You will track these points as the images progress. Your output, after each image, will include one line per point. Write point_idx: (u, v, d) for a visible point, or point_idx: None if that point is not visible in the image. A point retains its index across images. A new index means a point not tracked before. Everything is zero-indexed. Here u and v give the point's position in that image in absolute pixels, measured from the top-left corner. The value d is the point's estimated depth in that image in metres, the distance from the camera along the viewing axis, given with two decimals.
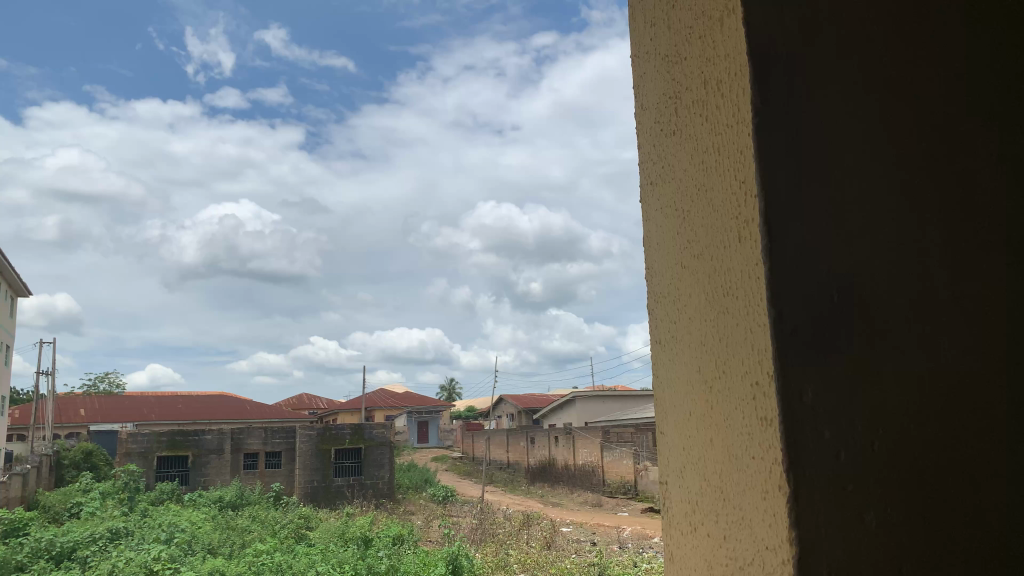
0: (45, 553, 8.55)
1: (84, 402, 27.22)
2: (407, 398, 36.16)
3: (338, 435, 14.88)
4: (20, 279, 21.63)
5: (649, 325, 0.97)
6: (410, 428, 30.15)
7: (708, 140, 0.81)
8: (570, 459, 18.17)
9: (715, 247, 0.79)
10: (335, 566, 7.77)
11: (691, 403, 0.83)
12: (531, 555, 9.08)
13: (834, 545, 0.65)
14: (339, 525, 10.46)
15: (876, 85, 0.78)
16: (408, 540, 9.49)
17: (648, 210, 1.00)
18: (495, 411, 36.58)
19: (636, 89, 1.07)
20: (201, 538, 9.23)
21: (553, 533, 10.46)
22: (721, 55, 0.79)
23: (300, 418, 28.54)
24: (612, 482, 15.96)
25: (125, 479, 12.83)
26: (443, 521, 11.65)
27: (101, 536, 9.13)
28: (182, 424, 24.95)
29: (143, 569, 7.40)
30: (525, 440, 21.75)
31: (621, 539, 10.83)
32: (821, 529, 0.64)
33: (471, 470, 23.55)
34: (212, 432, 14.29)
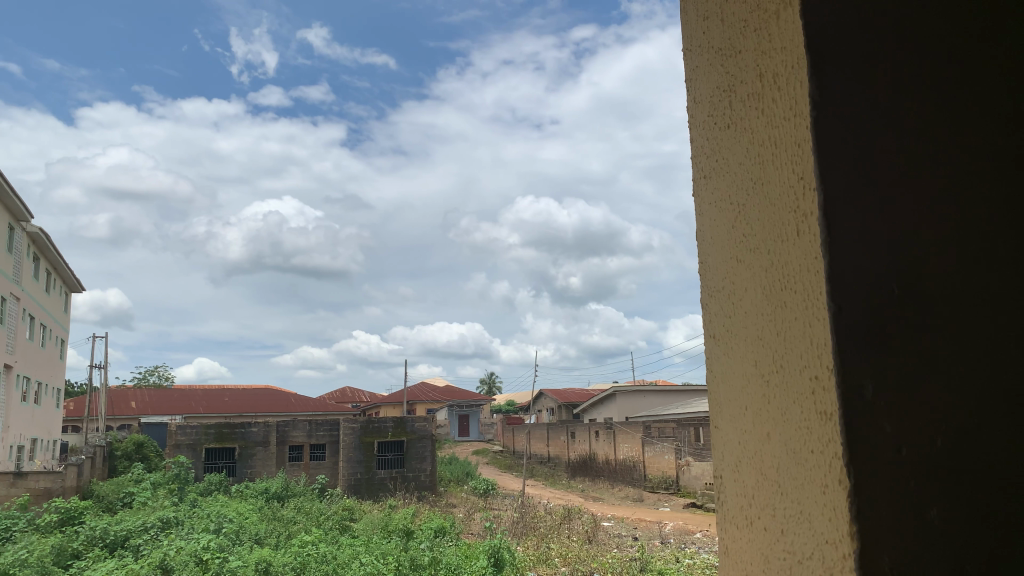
0: (100, 541, 8.84)
1: (134, 395, 27.86)
2: (448, 392, 36.40)
3: (381, 428, 15.07)
4: (73, 274, 22.24)
5: (705, 323, 0.97)
6: (451, 421, 30.40)
7: (764, 132, 0.81)
8: (611, 454, 18.12)
9: (771, 238, 0.79)
10: (379, 558, 7.90)
11: (747, 395, 0.84)
12: (573, 549, 9.10)
13: (902, 540, 0.64)
14: (382, 517, 10.60)
15: (924, 67, 0.76)
16: (450, 533, 9.59)
17: (700, 204, 1.01)
18: (535, 406, 36.64)
19: (689, 83, 1.07)
20: (248, 528, 9.45)
21: (595, 528, 10.49)
22: (778, 47, 0.79)
23: (343, 411, 28.92)
24: (653, 478, 15.92)
25: (175, 471, 13.15)
26: (484, 514, 11.73)
27: (153, 525, 9.37)
28: (229, 416, 25.42)
29: (193, 558, 7.55)
30: (566, 435, 21.77)
31: (663, 534, 10.81)
32: (894, 536, 0.64)
33: (512, 463, 23.66)
34: (258, 424, 14.55)
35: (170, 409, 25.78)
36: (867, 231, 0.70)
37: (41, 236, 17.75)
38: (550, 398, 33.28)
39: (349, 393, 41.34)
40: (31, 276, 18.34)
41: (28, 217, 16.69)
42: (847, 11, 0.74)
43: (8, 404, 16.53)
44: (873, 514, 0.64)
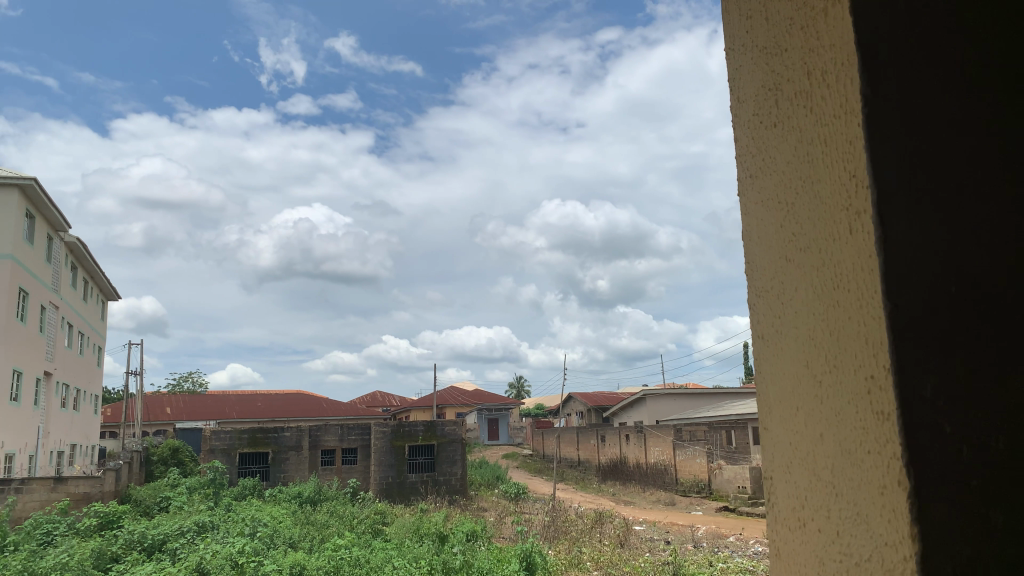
0: (139, 545, 9.02)
1: (169, 401, 28.24)
2: (477, 395, 36.50)
3: (412, 432, 15.15)
4: (109, 281, 22.64)
5: (752, 324, 0.98)
6: (480, 425, 30.48)
7: (813, 132, 0.83)
8: (642, 457, 18.05)
9: (823, 238, 0.80)
10: (412, 561, 7.95)
11: (798, 396, 0.85)
12: (605, 552, 9.10)
13: (964, 544, 0.65)
14: (414, 521, 10.65)
15: (974, 58, 0.77)
16: (482, 536, 9.64)
17: (746, 203, 1.02)
18: (564, 410, 36.61)
19: (732, 82, 1.09)
20: (282, 532, 9.56)
21: (626, 531, 10.48)
22: (826, 46, 0.80)
23: (374, 415, 29.10)
24: (685, 481, 15.85)
25: (210, 476, 13.34)
26: (515, 518, 11.74)
27: (189, 528, 9.52)
28: (262, 421, 25.69)
29: (229, 561, 7.67)
30: (596, 438, 21.70)
31: (696, 538, 10.74)
32: (957, 539, 0.65)
33: (543, 467, 23.65)
34: (291, 429, 14.70)
35: (205, 415, 26.16)
36: (922, 230, 0.70)
37: (78, 245, 18.09)
38: (579, 402, 33.20)
39: (380, 397, 41.59)
40: (70, 285, 18.74)
41: (66, 227, 17.05)
42: (900, 10, 0.75)
43: (49, 411, 16.89)
44: (941, 520, 0.64)
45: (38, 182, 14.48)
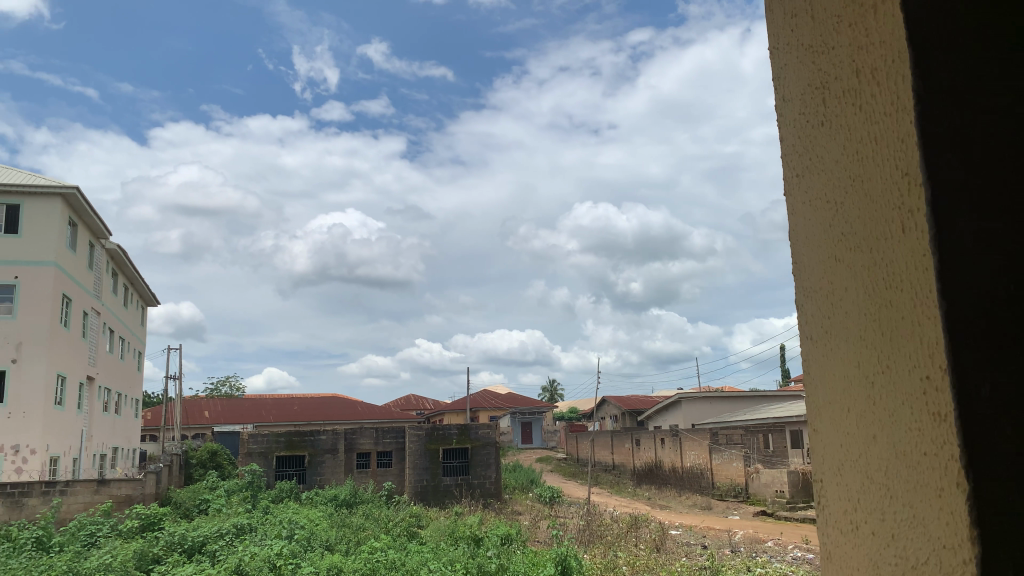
0: (180, 546, 9.17)
1: (208, 405, 28.67)
2: (510, 399, 36.50)
3: (445, 435, 15.18)
4: (148, 287, 23.05)
5: (801, 327, 0.96)
6: (514, 429, 30.48)
7: (862, 128, 0.80)
8: (678, 462, 17.89)
9: (873, 238, 0.77)
10: (447, 565, 7.96)
11: (850, 399, 0.82)
12: (641, 557, 9.01)
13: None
14: (449, 524, 10.68)
15: None
16: (517, 540, 9.64)
17: (792, 202, 1.00)
18: (598, 413, 36.45)
19: (777, 82, 1.06)
20: (318, 534, 9.64)
21: (663, 536, 10.39)
22: (876, 44, 0.78)
23: (408, 419, 29.26)
24: (722, 485, 15.69)
25: (248, 479, 13.51)
26: (550, 522, 11.71)
27: (228, 530, 9.65)
28: (298, 425, 25.95)
29: (267, 563, 7.75)
30: (631, 442, 21.57)
31: (733, 542, 10.62)
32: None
33: (577, 471, 23.56)
34: (327, 432, 14.81)
35: (242, 418, 26.53)
36: (980, 226, 0.67)
37: (118, 253, 18.46)
38: (613, 405, 33.03)
39: (414, 401, 41.81)
40: (111, 291, 19.15)
41: (107, 235, 17.43)
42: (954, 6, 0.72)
43: (92, 414, 17.25)
44: (1007, 528, 0.61)
45: (81, 191, 14.83)
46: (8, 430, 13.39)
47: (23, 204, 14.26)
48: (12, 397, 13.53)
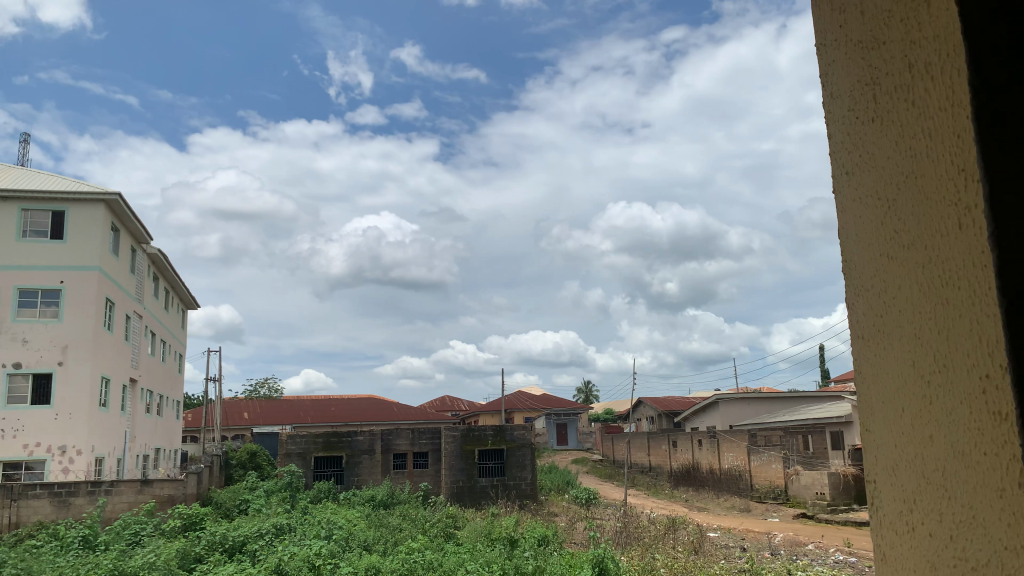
0: (220, 545, 9.31)
1: (247, 406, 29.07)
2: (545, 400, 36.44)
3: (481, 436, 15.21)
4: (188, 291, 23.45)
5: (852, 324, 0.94)
6: (549, 430, 30.42)
7: (915, 124, 0.78)
8: (715, 463, 17.71)
9: (928, 235, 0.75)
10: (483, 566, 7.96)
11: (904, 398, 0.80)
12: (679, 560, 8.93)
13: None
14: (486, 525, 10.69)
15: None
16: (554, 541, 9.62)
17: (841, 200, 0.98)
18: (634, 414, 36.21)
19: (826, 79, 1.04)
20: (356, 535, 9.72)
21: (701, 538, 10.29)
22: (928, 36, 0.76)
23: (444, 420, 29.37)
24: (761, 487, 15.50)
25: (287, 479, 13.67)
26: (587, 523, 11.65)
27: (268, 531, 9.76)
28: (335, 426, 26.21)
29: (306, 563, 7.84)
30: (667, 443, 21.40)
31: (773, 545, 10.47)
32: None
33: (613, 473, 23.45)
34: (364, 433, 14.92)
35: (280, 419, 26.88)
36: None
37: (159, 257, 18.80)
38: (650, 406, 32.79)
39: (448, 402, 41.99)
40: (153, 295, 19.53)
41: (149, 239, 17.78)
42: None
43: (135, 416, 17.61)
44: None
45: (123, 197, 15.13)
46: (55, 431, 13.73)
47: (68, 210, 14.61)
48: (58, 399, 13.86)
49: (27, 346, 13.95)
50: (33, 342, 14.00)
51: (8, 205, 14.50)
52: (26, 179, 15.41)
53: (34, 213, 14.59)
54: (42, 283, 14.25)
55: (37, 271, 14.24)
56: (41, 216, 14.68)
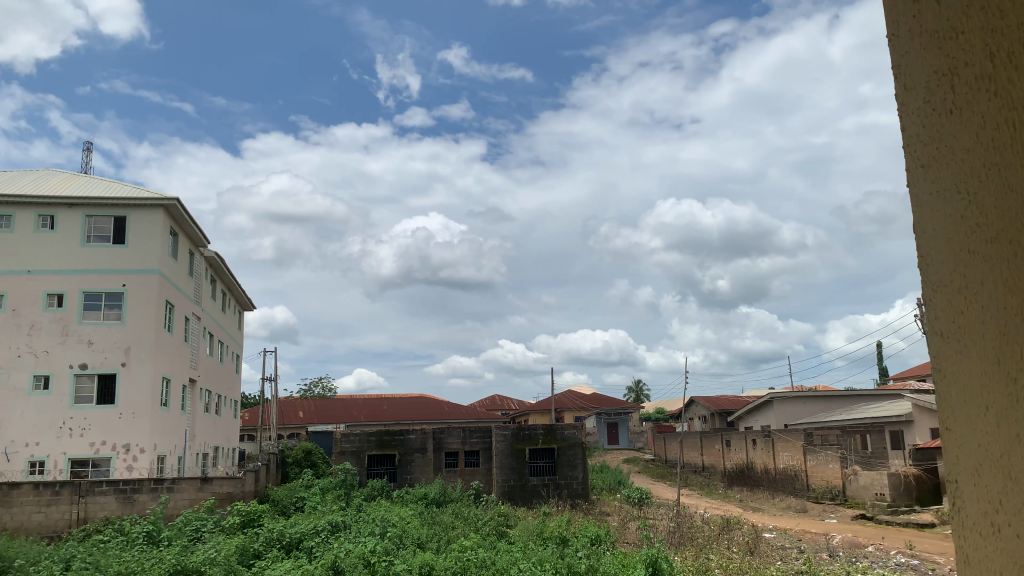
0: (278, 542, 9.52)
1: (303, 405, 29.63)
2: (596, 399, 36.28)
3: (531, 435, 15.22)
4: (244, 292, 23.97)
5: (928, 321, 0.93)
6: (600, 429, 30.28)
7: (998, 115, 0.76)
8: (770, 463, 17.42)
9: (1014, 230, 0.74)
10: (536, 565, 7.98)
11: (988, 395, 0.79)
12: (734, 561, 8.80)
13: None
14: (538, 524, 10.72)
15: None
16: (607, 541, 9.60)
17: (918, 192, 0.96)
18: (686, 413, 35.81)
19: (898, 72, 1.03)
20: (409, 532, 9.83)
21: (756, 539, 10.15)
22: (1011, 24, 0.74)
23: (494, 419, 29.48)
24: (817, 487, 15.21)
25: (341, 477, 13.92)
26: (640, 524, 11.57)
27: (324, 528, 9.93)
28: (388, 425, 26.53)
29: (361, 560, 7.96)
30: (721, 443, 21.13)
31: (831, 547, 10.27)
32: None
33: (665, 473, 23.23)
34: (416, 432, 15.05)
35: (334, 418, 27.32)
36: None
37: (216, 259, 19.25)
38: (702, 405, 32.40)
39: (498, 401, 42.11)
40: (210, 297, 20.03)
41: (206, 243, 18.24)
42: None
43: (195, 415, 18.09)
44: None
45: (181, 202, 15.55)
46: (119, 430, 14.20)
47: (130, 216, 15.06)
48: (122, 398, 14.32)
49: (92, 347, 14.44)
50: (98, 344, 14.49)
51: (73, 212, 15.02)
52: (89, 186, 15.95)
53: (97, 219, 15.10)
54: (105, 287, 14.73)
55: (101, 275, 14.73)
56: (104, 222, 15.17)
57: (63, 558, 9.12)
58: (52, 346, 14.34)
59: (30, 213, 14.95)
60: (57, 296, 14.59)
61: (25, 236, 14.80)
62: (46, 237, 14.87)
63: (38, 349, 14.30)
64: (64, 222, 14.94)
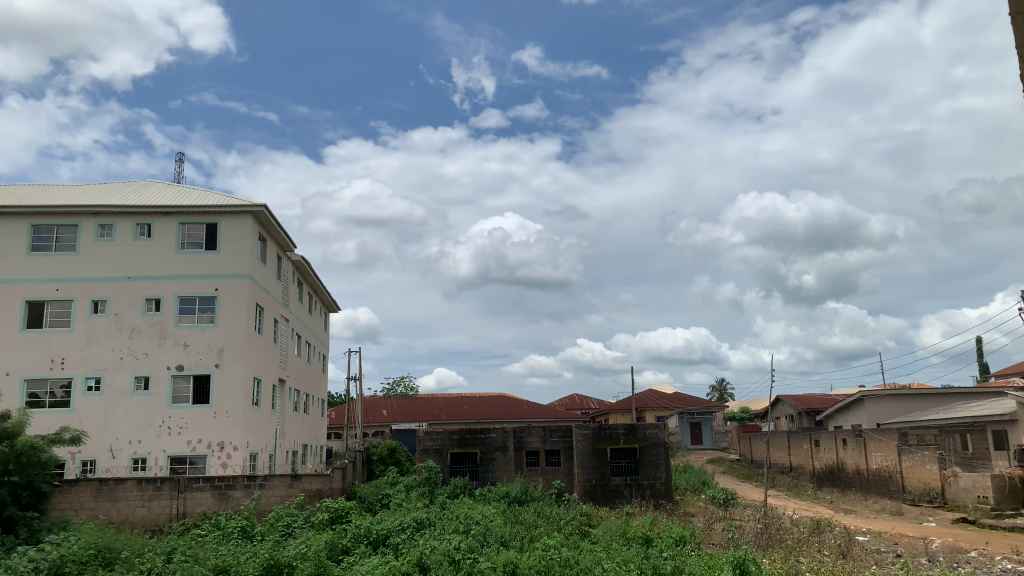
0: (366, 538, 9.76)
1: (387, 404, 30.25)
2: (678, 399, 35.76)
3: (613, 435, 15.10)
4: (328, 295, 24.62)
5: None
6: (682, 428, 29.87)
7: None
8: (862, 464, 16.83)
9: None
10: (621, 565, 7.94)
11: None
12: (825, 564, 8.57)
13: None
14: (621, 524, 10.63)
15: None
16: (691, 542, 9.45)
17: None
18: (772, 413, 34.91)
19: None
20: (493, 530, 9.91)
21: (849, 542, 9.83)
22: None
23: (575, 419, 29.44)
24: (914, 490, 14.64)
25: (425, 475, 14.17)
26: (725, 525, 11.36)
27: (409, 525, 10.09)
28: (468, 423, 26.81)
29: (446, 557, 8.09)
30: (809, 443, 20.51)
31: (931, 552, 9.85)
32: None
33: (751, 473, 22.73)
34: (497, 430, 15.13)
35: (416, 417, 27.79)
36: None
37: (303, 263, 19.83)
38: (789, 404, 31.56)
39: (577, 400, 41.97)
40: (297, 300, 20.67)
41: (293, 248, 18.83)
42: None
43: (285, 414, 18.69)
44: None
45: (269, 208, 16.12)
46: (214, 429, 14.74)
47: (221, 222, 15.70)
48: (216, 398, 14.88)
49: (188, 349, 15.06)
50: (193, 346, 15.10)
51: (168, 220, 15.76)
52: (183, 195, 16.69)
53: (190, 226, 15.77)
54: (198, 291, 15.35)
55: (194, 280, 15.37)
56: (197, 229, 15.85)
57: (164, 551, 9.58)
58: (151, 348, 15.06)
59: (129, 222, 15.74)
60: (154, 301, 15.29)
61: (124, 244, 15.60)
62: (144, 244, 15.65)
63: (139, 350, 15.05)
64: (160, 229, 15.68)
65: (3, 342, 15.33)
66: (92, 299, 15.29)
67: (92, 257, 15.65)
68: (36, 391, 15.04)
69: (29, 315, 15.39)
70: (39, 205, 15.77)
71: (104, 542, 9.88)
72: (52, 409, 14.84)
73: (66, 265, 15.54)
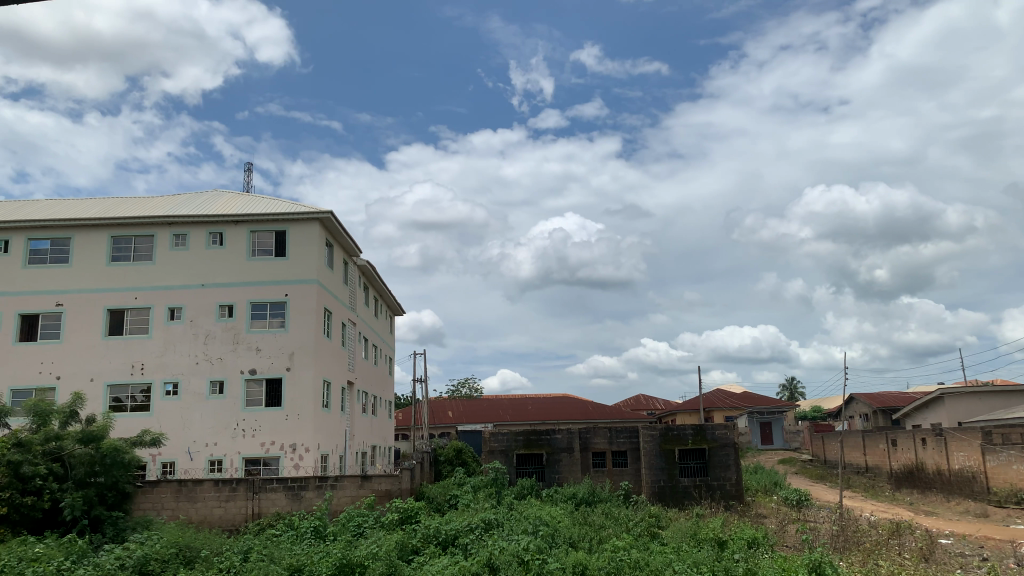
0: (434, 539, 9.86)
1: (453, 405, 30.56)
2: (747, 398, 35.12)
3: (680, 436, 14.92)
4: (394, 298, 24.96)
5: None
6: (753, 429, 29.31)
7: None
8: (943, 464, 16.22)
9: None
10: (692, 567, 7.86)
11: None
12: (905, 568, 8.30)
13: None
14: (691, 525, 10.50)
15: None
16: (765, 544, 9.27)
17: None
18: (846, 412, 33.94)
19: None
20: (561, 531, 9.93)
21: (931, 545, 9.48)
22: None
23: (641, 419, 29.19)
24: (1000, 491, 14.00)
25: (492, 476, 14.23)
26: (799, 527, 11.07)
27: (477, 526, 10.13)
28: (534, 424, 26.86)
29: (515, 557, 8.08)
30: (886, 443, 19.89)
31: (1019, 556, 9.43)
32: None
33: (824, 473, 22.14)
34: (562, 432, 15.09)
35: (482, 418, 27.98)
36: None
37: (368, 268, 20.16)
38: (864, 403, 30.64)
39: (643, 400, 41.62)
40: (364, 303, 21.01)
41: (358, 253, 19.18)
42: None
43: (354, 416, 19.05)
44: None
45: (335, 215, 16.45)
46: (286, 431, 15.11)
47: (290, 230, 16.10)
48: (287, 401, 15.25)
49: (260, 353, 15.47)
50: (265, 350, 15.51)
51: (239, 228, 16.22)
52: (253, 204, 17.18)
53: (260, 234, 16.21)
54: (269, 297, 15.77)
55: (265, 287, 15.79)
56: (266, 236, 16.27)
57: (240, 550, 9.88)
58: (225, 353, 15.52)
59: (202, 231, 16.27)
60: (227, 307, 15.77)
61: (198, 252, 16.15)
62: (216, 252, 16.16)
63: (214, 355, 15.53)
64: (231, 238, 16.17)
65: (87, 348, 16.01)
66: (169, 306, 15.85)
67: (168, 265, 16.23)
68: (118, 395, 15.67)
69: (110, 322, 16.05)
70: (118, 216, 16.42)
71: (184, 540, 10.24)
72: (133, 412, 15.42)
73: (143, 274, 16.15)
